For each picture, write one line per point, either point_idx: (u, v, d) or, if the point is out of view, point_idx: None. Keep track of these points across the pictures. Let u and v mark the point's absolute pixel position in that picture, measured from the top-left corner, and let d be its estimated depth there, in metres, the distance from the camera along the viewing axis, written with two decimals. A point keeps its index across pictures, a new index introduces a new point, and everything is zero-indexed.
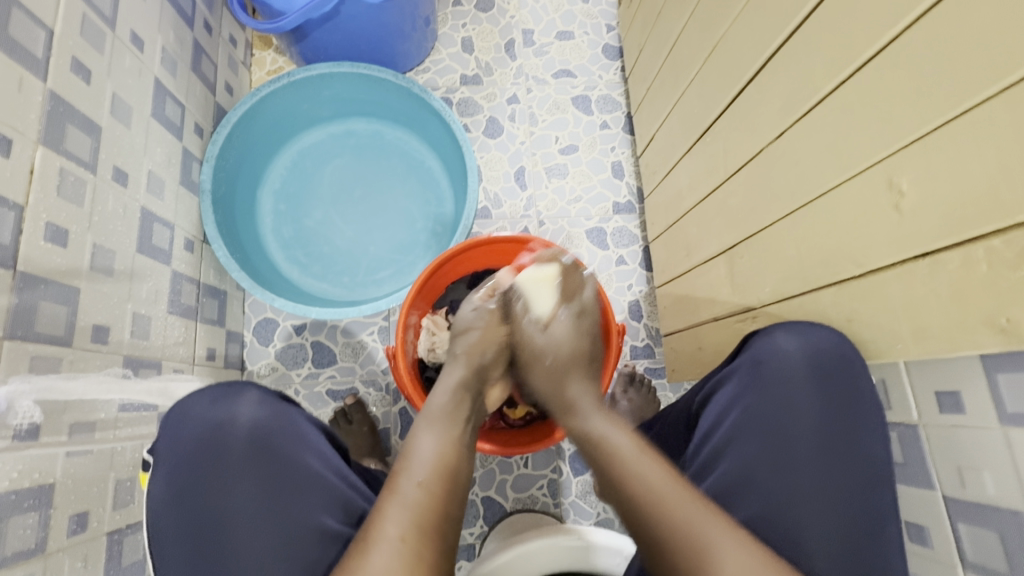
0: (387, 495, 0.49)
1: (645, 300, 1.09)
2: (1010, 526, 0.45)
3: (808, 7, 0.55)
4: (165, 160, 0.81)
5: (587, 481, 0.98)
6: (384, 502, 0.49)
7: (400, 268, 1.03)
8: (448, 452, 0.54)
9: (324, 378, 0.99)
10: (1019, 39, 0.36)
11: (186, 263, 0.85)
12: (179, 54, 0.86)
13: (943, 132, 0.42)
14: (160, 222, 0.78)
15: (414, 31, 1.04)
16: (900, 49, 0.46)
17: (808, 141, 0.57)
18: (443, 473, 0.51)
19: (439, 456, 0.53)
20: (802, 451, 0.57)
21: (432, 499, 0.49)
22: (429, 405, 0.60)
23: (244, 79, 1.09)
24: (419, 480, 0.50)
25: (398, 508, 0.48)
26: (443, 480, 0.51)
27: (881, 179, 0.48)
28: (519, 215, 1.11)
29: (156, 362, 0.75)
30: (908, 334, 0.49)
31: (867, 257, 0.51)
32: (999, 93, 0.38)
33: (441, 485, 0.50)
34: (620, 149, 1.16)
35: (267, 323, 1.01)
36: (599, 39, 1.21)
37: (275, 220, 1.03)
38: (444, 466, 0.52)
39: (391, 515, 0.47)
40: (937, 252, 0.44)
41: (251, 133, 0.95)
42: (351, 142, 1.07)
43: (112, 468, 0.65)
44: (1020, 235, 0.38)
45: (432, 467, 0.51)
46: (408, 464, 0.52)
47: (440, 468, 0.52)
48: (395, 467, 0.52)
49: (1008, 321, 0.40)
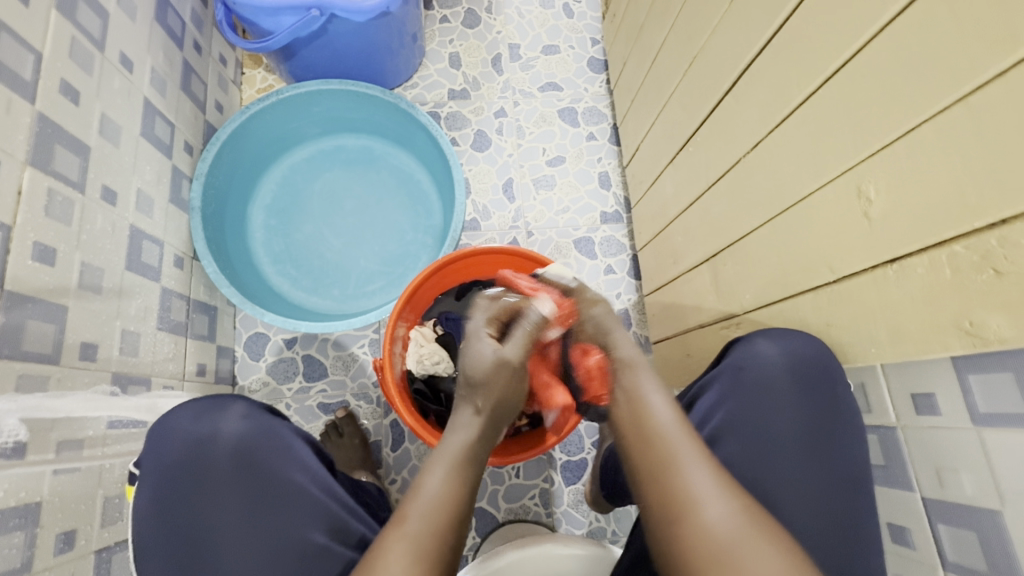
0: (395, 538, 0.47)
1: (634, 308, 1.10)
2: (988, 526, 0.45)
3: (777, 21, 0.57)
4: (154, 178, 0.82)
5: (580, 490, 0.98)
6: (388, 534, 0.47)
7: (390, 281, 1.04)
8: (457, 488, 0.50)
9: (315, 392, 0.99)
10: (972, 53, 0.38)
11: (176, 279, 0.85)
12: (168, 74, 0.87)
13: (904, 141, 0.44)
14: (149, 240, 0.79)
15: (401, 47, 1.06)
16: (864, 61, 0.47)
17: (781, 151, 0.59)
18: (454, 512, 0.48)
19: (447, 497, 0.49)
20: (783, 453, 0.60)
21: (437, 531, 0.47)
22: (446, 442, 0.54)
23: (234, 97, 1.11)
24: (423, 515, 0.48)
25: (405, 551, 0.45)
26: (453, 522, 0.48)
27: (850, 187, 0.50)
28: (508, 226, 1.12)
29: (146, 379, 0.76)
30: (883, 339, 0.50)
31: (840, 263, 0.52)
32: (957, 103, 0.39)
33: (452, 527, 0.48)
34: (607, 159, 1.18)
35: (258, 337, 1.01)
36: (584, 52, 1.23)
37: (266, 234, 1.04)
38: (450, 499, 0.49)
39: (394, 554, 0.45)
40: (904, 256, 0.46)
41: (240, 150, 0.97)
42: (341, 157, 1.08)
43: (100, 485, 0.65)
44: (978, 240, 0.39)
45: (443, 507, 0.48)
46: (418, 503, 0.49)
47: (447, 501, 0.49)
48: (404, 503, 0.49)
49: (974, 323, 0.41)
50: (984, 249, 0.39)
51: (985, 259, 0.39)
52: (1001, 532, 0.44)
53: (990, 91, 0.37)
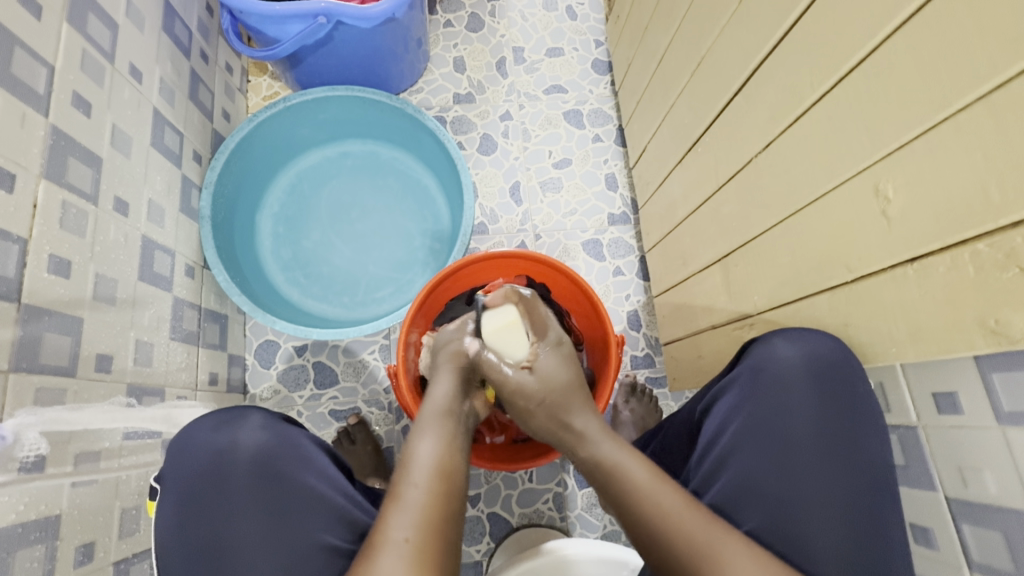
0: (393, 504, 0.50)
1: (643, 309, 1.09)
2: (1012, 524, 0.45)
3: (789, 21, 0.56)
4: (164, 188, 0.82)
5: (593, 493, 0.98)
6: (385, 509, 0.50)
7: (399, 285, 1.04)
8: (447, 456, 0.55)
9: (326, 399, 0.99)
10: (993, 54, 0.38)
11: (187, 288, 0.85)
12: (177, 83, 0.87)
13: (924, 141, 0.44)
14: (161, 249, 0.79)
15: (406, 52, 1.06)
16: (878, 61, 0.47)
17: (794, 151, 0.59)
18: (445, 477, 0.53)
19: (438, 460, 0.54)
20: (805, 457, 0.58)
21: (434, 500, 0.50)
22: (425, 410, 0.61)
23: (240, 105, 1.11)
24: (418, 482, 0.51)
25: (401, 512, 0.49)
26: (445, 483, 0.52)
27: (868, 186, 0.50)
28: (516, 230, 1.12)
29: (160, 389, 0.75)
30: (903, 338, 0.50)
31: (860, 263, 0.52)
32: (976, 102, 0.39)
33: (444, 486, 0.52)
34: (613, 161, 1.17)
35: (268, 345, 1.01)
36: (588, 54, 1.23)
37: (275, 242, 1.04)
38: (445, 472, 0.53)
39: (395, 519, 0.48)
40: (926, 256, 0.45)
41: (248, 157, 0.97)
42: (347, 163, 1.08)
43: (117, 497, 0.65)
44: (1005, 238, 0.39)
45: (432, 471, 0.52)
46: (412, 471, 0.53)
47: (438, 470, 0.53)
48: (398, 474, 0.53)
49: (998, 322, 0.40)
50: (1008, 247, 0.39)
51: (1011, 257, 0.39)
52: None
53: (1013, 88, 0.37)
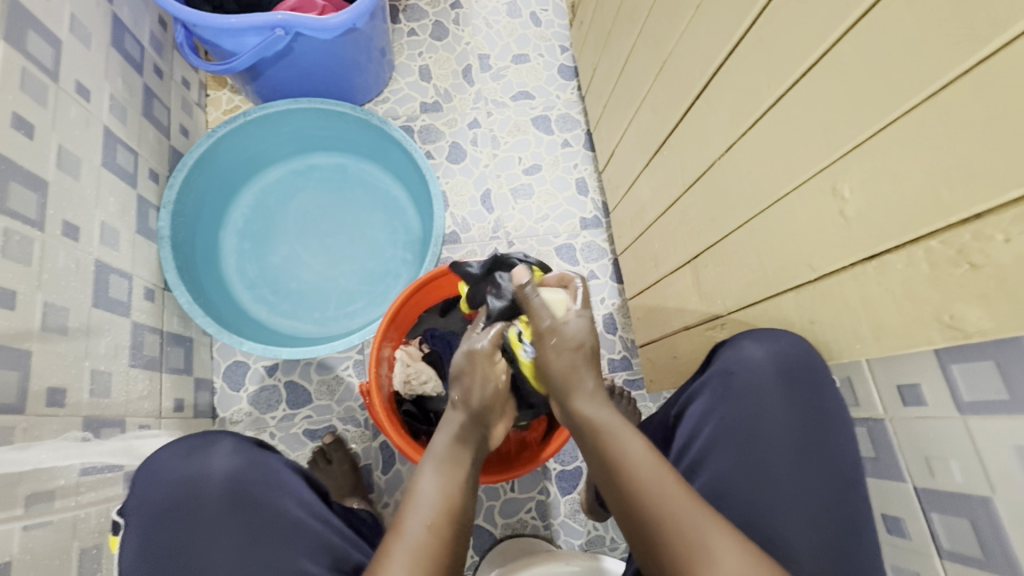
0: (394, 541, 0.49)
1: (619, 312, 1.10)
2: (979, 512, 0.46)
3: (743, 26, 0.57)
4: (118, 210, 0.79)
5: (576, 499, 0.97)
6: (388, 542, 0.50)
7: (372, 299, 1.01)
8: (452, 490, 0.53)
9: (300, 419, 0.96)
10: (937, 54, 0.38)
11: (147, 312, 0.82)
12: (128, 100, 0.84)
13: (876, 141, 0.44)
14: (116, 273, 0.76)
15: (370, 62, 1.05)
16: (829, 65, 0.48)
17: (753, 153, 0.60)
18: (449, 510, 0.52)
19: (441, 495, 0.52)
20: (777, 459, 0.59)
21: (433, 536, 0.50)
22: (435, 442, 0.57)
23: (200, 119, 1.08)
24: (423, 519, 0.50)
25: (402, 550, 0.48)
26: (449, 518, 0.51)
27: (826, 186, 0.50)
28: (488, 238, 1.11)
29: (120, 420, 0.72)
30: (866, 333, 0.50)
31: (821, 261, 0.53)
32: (922, 102, 0.40)
33: (447, 523, 0.51)
34: (583, 165, 1.18)
35: (238, 366, 0.97)
36: (554, 60, 1.24)
37: (240, 259, 1.01)
38: (446, 505, 0.52)
39: (396, 557, 0.48)
40: (883, 253, 0.46)
41: (208, 174, 0.94)
42: (313, 177, 1.06)
43: (75, 537, 0.62)
44: (955, 235, 0.39)
45: (434, 506, 0.51)
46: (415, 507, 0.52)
47: (443, 505, 0.52)
48: (403, 509, 0.52)
49: (953, 317, 0.41)
50: (958, 243, 0.39)
51: (961, 253, 0.39)
52: (993, 520, 0.45)
53: (957, 89, 0.37)
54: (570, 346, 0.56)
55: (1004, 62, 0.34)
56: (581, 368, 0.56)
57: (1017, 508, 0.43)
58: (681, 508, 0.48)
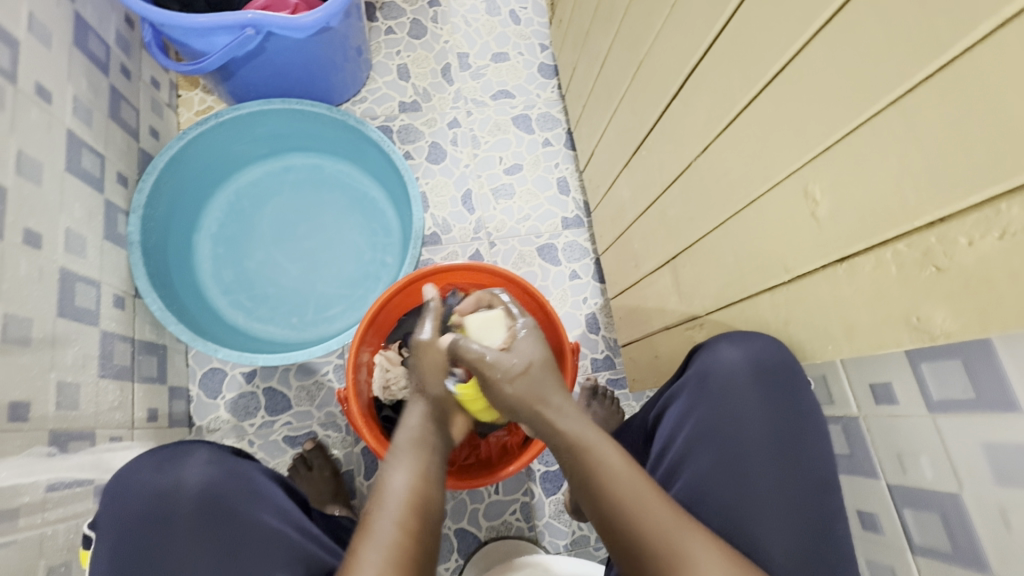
0: (363, 541, 0.48)
1: (601, 312, 1.10)
2: (949, 508, 0.47)
3: (717, 27, 0.57)
4: (85, 216, 0.76)
5: (560, 500, 0.98)
6: (356, 544, 0.48)
7: (351, 302, 1.00)
8: (420, 487, 0.53)
9: (280, 426, 0.95)
10: (903, 59, 0.38)
11: (117, 320, 0.80)
12: (94, 102, 0.82)
13: (845, 143, 0.45)
14: (84, 281, 0.74)
15: (346, 61, 1.03)
16: (800, 67, 0.48)
17: (728, 154, 0.60)
18: (420, 509, 0.51)
19: (411, 492, 0.51)
20: (753, 460, 0.59)
21: (406, 537, 0.48)
22: (396, 438, 0.58)
23: (171, 120, 1.05)
24: (392, 517, 0.49)
25: (373, 548, 0.47)
26: (420, 517, 0.50)
27: (798, 188, 0.51)
28: (470, 239, 1.10)
29: (89, 432, 0.70)
30: (839, 334, 0.51)
31: (794, 263, 0.53)
32: (890, 105, 0.40)
33: (420, 522, 0.50)
34: (564, 164, 1.17)
35: (214, 373, 0.95)
36: (533, 58, 1.23)
37: (214, 264, 0.98)
38: (419, 503, 0.51)
39: (366, 557, 0.46)
40: (854, 256, 0.46)
41: (179, 176, 0.92)
42: (290, 178, 1.04)
43: (42, 555, 0.60)
44: (921, 238, 0.40)
45: (405, 504, 0.50)
46: (384, 505, 0.50)
47: (413, 503, 0.51)
48: (370, 508, 0.51)
49: (920, 319, 0.42)
50: (924, 246, 0.40)
51: (927, 256, 0.40)
52: (962, 514, 0.46)
53: (922, 93, 0.38)
54: (514, 357, 0.60)
55: (965, 67, 0.34)
56: (543, 383, 0.58)
57: (985, 505, 0.44)
58: (659, 519, 0.48)
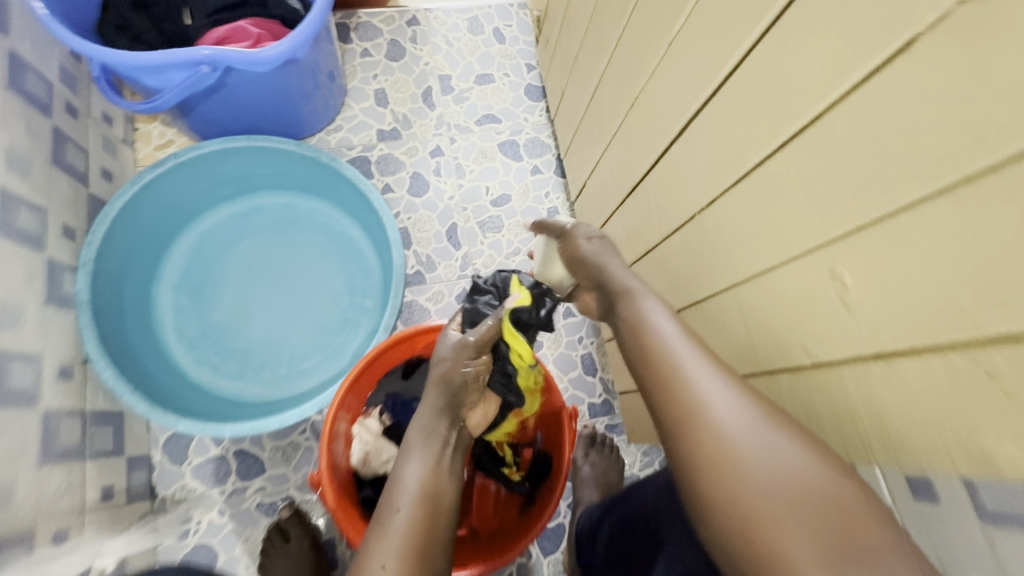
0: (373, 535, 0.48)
1: (598, 351, 1.03)
2: None
3: (723, 73, 0.50)
4: (20, 280, 0.68)
5: (559, 560, 0.91)
6: (370, 536, 0.48)
7: (328, 354, 0.92)
8: (434, 476, 0.51)
9: (252, 492, 0.87)
10: (958, 143, 0.32)
11: (63, 394, 0.72)
12: (33, 150, 0.73)
13: (882, 228, 0.38)
14: (20, 358, 0.66)
15: (317, 89, 0.96)
16: (825, 131, 0.41)
17: (738, 214, 0.53)
18: (430, 501, 0.49)
19: (426, 480, 0.50)
20: None
21: (415, 529, 0.48)
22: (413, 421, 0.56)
23: (127, 159, 0.97)
24: (400, 508, 0.49)
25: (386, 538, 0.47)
26: (429, 509, 0.49)
27: (822, 267, 0.44)
28: (456, 277, 1.03)
29: (28, 531, 0.62)
30: (872, 435, 0.44)
31: (819, 347, 0.47)
32: (939, 194, 0.33)
33: (429, 515, 0.49)
34: (555, 193, 1.11)
35: (179, 436, 0.88)
36: (519, 79, 1.16)
37: (177, 316, 0.91)
38: (430, 497, 0.50)
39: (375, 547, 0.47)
40: (892, 354, 0.40)
41: (135, 224, 0.85)
42: (259, 219, 0.98)
43: None
44: (985, 355, 0.33)
45: (415, 495, 0.49)
46: (397, 495, 0.50)
47: (424, 496, 0.50)
48: (385, 494, 0.51)
49: (981, 445, 0.35)
50: (989, 367, 0.33)
51: (992, 377, 0.33)
52: None
53: (984, 189, 0.31)
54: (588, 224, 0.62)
55: None
56: (609, 246, 0.58)
57: None
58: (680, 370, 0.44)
